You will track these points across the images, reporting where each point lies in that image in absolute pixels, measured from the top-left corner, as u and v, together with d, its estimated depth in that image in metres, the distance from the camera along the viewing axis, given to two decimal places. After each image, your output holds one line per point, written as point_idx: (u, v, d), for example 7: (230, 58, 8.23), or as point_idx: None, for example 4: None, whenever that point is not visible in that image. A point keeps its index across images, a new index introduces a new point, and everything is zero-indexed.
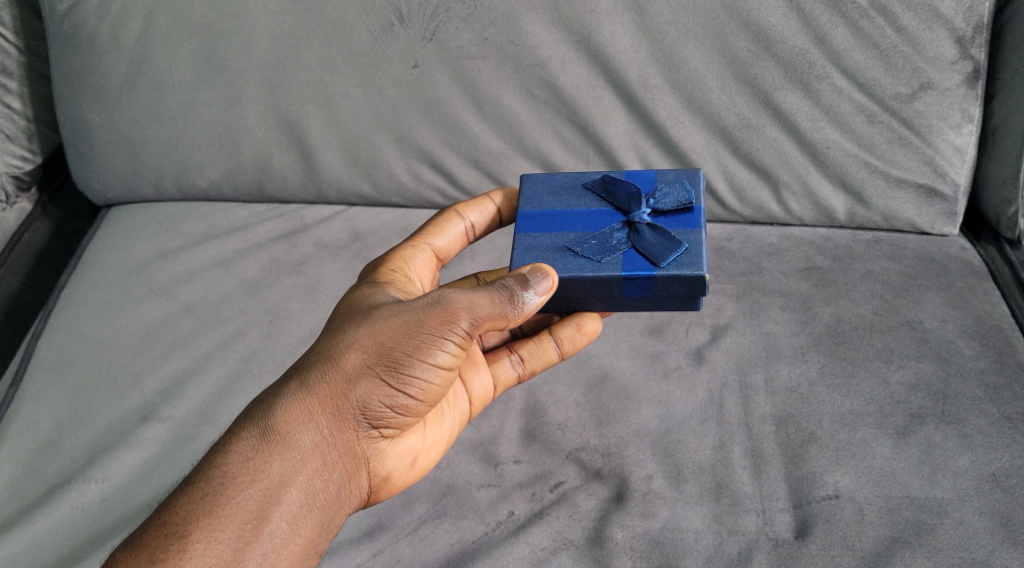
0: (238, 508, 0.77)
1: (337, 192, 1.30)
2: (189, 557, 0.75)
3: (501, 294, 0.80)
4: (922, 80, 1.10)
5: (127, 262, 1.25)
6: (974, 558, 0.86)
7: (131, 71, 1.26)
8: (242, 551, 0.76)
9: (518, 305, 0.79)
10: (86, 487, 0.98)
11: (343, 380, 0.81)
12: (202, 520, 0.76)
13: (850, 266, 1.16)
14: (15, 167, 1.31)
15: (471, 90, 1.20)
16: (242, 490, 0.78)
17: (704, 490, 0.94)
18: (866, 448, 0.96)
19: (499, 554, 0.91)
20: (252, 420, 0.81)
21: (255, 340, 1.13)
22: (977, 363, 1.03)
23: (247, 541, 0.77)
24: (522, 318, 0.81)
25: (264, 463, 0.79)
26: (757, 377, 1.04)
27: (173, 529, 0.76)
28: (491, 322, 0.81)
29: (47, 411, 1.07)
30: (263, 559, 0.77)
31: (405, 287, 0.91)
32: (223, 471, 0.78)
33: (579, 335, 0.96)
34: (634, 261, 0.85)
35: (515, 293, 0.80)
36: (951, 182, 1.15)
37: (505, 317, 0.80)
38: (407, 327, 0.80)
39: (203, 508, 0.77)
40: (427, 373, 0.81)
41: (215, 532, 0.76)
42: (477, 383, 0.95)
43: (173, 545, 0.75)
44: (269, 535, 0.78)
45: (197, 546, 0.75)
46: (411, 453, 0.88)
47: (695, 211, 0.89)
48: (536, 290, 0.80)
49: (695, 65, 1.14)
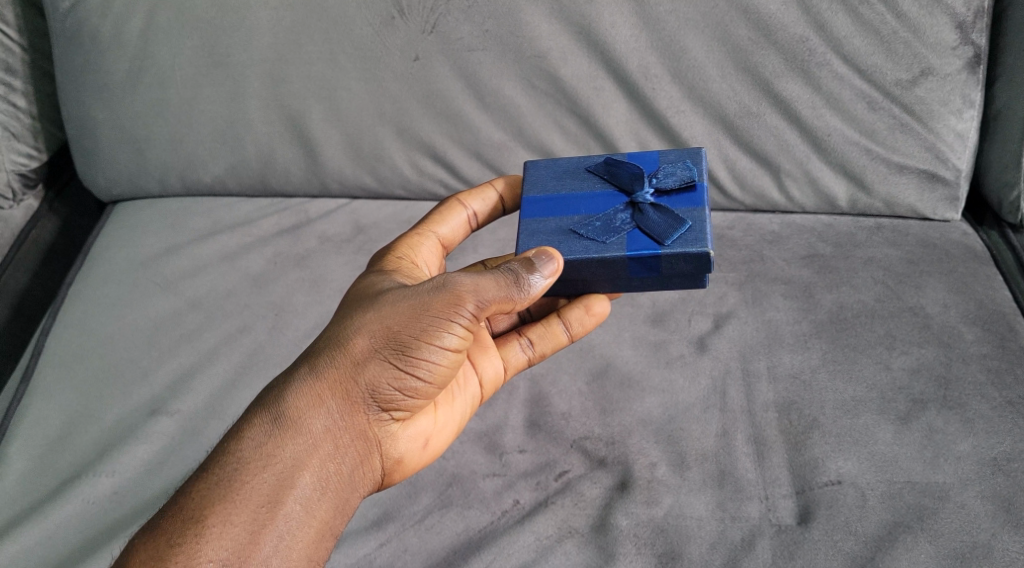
0: (252, 493, 0.78)
1: (340, 185, 1.31)
2: (205, 542, 0.76)
3: (507, 278, 0.81)
4: (923, 66, 1.10)
5: (134, 258, 1.26)
6: (976, 542, 0.87)
7: (134, 68, 1.26)
8: (257, 534, 0.77)
9: (525, 288, 0.80)
10: (97, 481, 0.99)
11: (352, 364, 0.82)
12: (217, 505, 0.77)
13: (852, 253, 1.16)
14: (21, 165, 1.31)
15: (472, 82, 1.21)
16: (256, 474, 0.79)
17: (707, 477, 0.95)
18: (869, 434, 0.96)
19: (505, 542, 0.92)
20: (264, 406, 0.82)
21: (261, 333, 1.14)
22: (979, 348, 1.03)
23: (262, 524, 0.77)
24: (529, 300, 0.82)
25: (276, 448, 0.80)
26: (760, 364, 1.04)
27: (189, 514, 0.77)
28: (498, 305, 0.81)
29: (57, 407, 1.08)
30: (278, 542, 0.78)
31: (411, 274, 0.92)
32: (236, 457, 0.79)
33: (588, 316, 0.97)
34: (639, 241, 0.86)
35: (521, 276, 0.81)
36: (953, 168, 1.15)
37: (512, 300, 0.81)
38: (414, 311, 0.81)
39: (218, 493, 0.78)
40: (435, 356, 0.81)
41: (230, 516, 0.77)
42: (487, 367, 0.96)
43: (189, 529, 0.76)
44: (284, 518, 0.78)
45: (213, 530, 0.76)
46: (423, 436, 0.89)
47: (698, 189, 0.89)
48: (542, 273, 0.81)
49: (695, 53, 1.14)
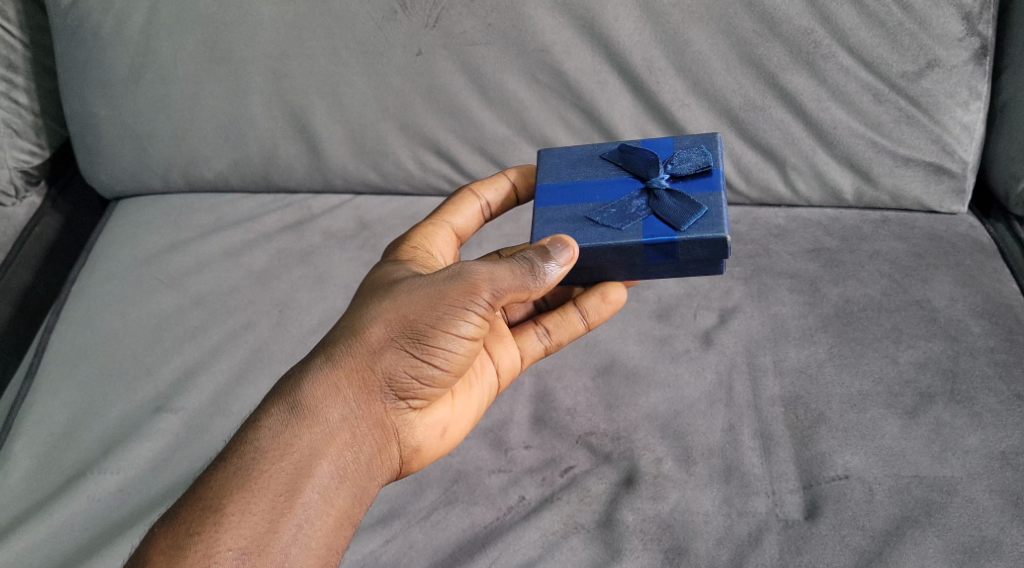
0: (270, 481, 0.77)
1: (343, 181, 1.30)
2: (224, 530, 0.75)
3: (522, 266, 0.80)
4: (930, 58, 1.09)
5: (138, 254, 1.25)
6: (984, 536, 0.86)
7: (136, 64, 1.26)
8: (276, 523, 0.76)
9: (540, 276, 0.80)
10: (102, 478, 0.98)
11: (368, 353, 0.82)
12: (235, 493, 0.77)
13: (858, 246, 1.16)
14: (24, 162, 1.30)
15: (476, 77, 1.20)
16: (275, 463, 0.78)
17: (714, 472, 0.94)
18: (876, 428, 0.96)
19: (511, 538, 0.91)
20: (282, 396, 0.82)
21: (266, 330, 1.14)
22: (987, 342, 1.03)
23: (281, 512, 0.77)
24: (544, 289, 0.82)
25: (294, 437, 0.80)
26: (766, 359, 1.04)
27: (208, 503, 0.77)
28: (512, 295, 0.81)
29: (61, 404, 1.07)
30: (297, 530, 0.77)
31: (427, 263, 0.92)
32: (254, 447, 0.79)
33: (605, 304, 0.96)
34: (655, 227, 0.85)
35: (536, 265, 0.80)
36: (959, 160, 1.14)
37: (527, 289, 0.81)
38: (429, 300, 0.81)
39: (236, 482, 0.77)
40: (452, 344, 0.81)
41: (248, 505, 0.76)
42: (503, 357, 0.95)
43: (208, 518, 0.76)
44: (303, 506, 0.78)
45: (232, 519, 0.76)
46: (440, 424, 0.89)
47: (714, 174, 0.88)
48: (557, 261, 0.81)
49: (699, 46, 1.14)
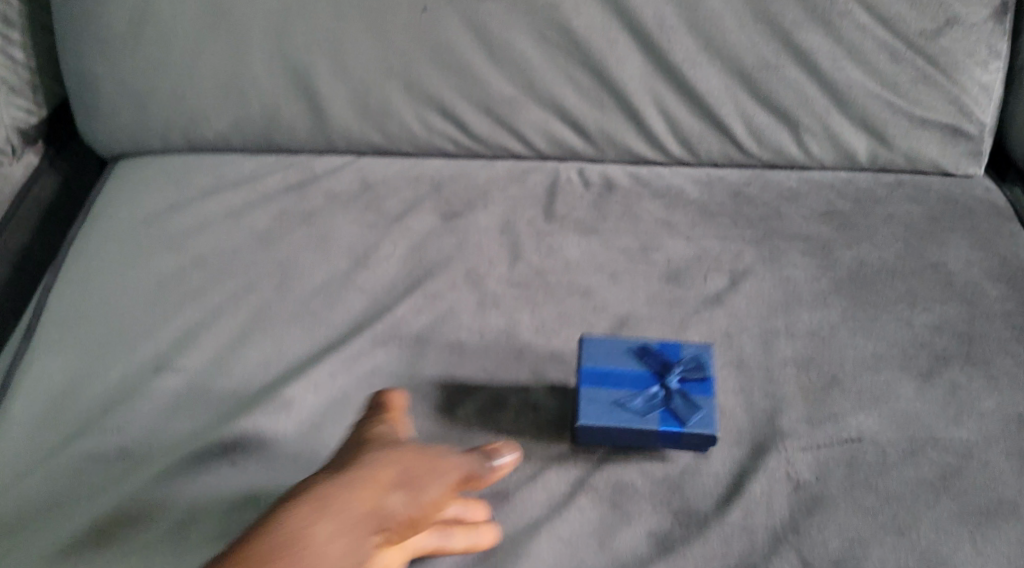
0: (369, 476, 0.75)
1: (346, 142, 1.28)
2: (331, 509, 0.71)
3: (479, 457, 0.82)
4: (948, 15, 1.09)
5: (137, 215, 1.23)
6: (1001, 498, 0.84)
7: (134, 20, 1.22)
8: (380, 507, 0.73)
9: (487, 465, 0.82)
10: (102, 438, 0.97)
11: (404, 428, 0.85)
12: (337, 488, 0.73)
13: (872, 209, 1.14)
14: (21, 121, 1.28)
15: (483, 34, 1.17)
16: (363, 468, 0.76)
17: (725, 434, 0.92)
18: (890, 390, 0.94)
19: (518, 500, 0.89)
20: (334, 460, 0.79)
21: (267, 291, 1.12)
22: (1003, 305, 1.01)
23: (380, 499, 0.73)
24: (495, 472, 0.83)
25: (371, 458, 0.77)
26: (778, 322, 1.02)
27: (304, 502, 0.72)
28: (471, 476, 0.81)
29: (59, 363, 1.05)
30: (398, 507, 0.74)
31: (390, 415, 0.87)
32: (336, 474, 0.75)
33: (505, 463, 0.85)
34: None
35: (486, 460, 0.83)
36: (977, 121, 1.13)
37: (480, 474, 0.82)
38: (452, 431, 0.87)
39: (333, 482, 0.74)
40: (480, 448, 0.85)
41: (348, 492, 0.73)
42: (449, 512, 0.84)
43: (314, 509, 0.71)
44: (399, 501, 0.74)
45: (335, 501, 0.72)
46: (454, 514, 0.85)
47: None
48: (503, 458, 0.85)
49: (713, 4, 1.12)
